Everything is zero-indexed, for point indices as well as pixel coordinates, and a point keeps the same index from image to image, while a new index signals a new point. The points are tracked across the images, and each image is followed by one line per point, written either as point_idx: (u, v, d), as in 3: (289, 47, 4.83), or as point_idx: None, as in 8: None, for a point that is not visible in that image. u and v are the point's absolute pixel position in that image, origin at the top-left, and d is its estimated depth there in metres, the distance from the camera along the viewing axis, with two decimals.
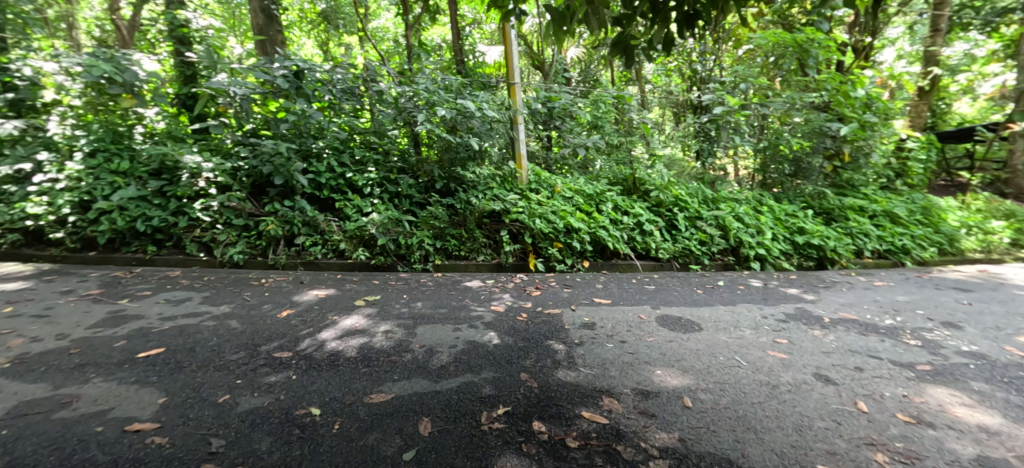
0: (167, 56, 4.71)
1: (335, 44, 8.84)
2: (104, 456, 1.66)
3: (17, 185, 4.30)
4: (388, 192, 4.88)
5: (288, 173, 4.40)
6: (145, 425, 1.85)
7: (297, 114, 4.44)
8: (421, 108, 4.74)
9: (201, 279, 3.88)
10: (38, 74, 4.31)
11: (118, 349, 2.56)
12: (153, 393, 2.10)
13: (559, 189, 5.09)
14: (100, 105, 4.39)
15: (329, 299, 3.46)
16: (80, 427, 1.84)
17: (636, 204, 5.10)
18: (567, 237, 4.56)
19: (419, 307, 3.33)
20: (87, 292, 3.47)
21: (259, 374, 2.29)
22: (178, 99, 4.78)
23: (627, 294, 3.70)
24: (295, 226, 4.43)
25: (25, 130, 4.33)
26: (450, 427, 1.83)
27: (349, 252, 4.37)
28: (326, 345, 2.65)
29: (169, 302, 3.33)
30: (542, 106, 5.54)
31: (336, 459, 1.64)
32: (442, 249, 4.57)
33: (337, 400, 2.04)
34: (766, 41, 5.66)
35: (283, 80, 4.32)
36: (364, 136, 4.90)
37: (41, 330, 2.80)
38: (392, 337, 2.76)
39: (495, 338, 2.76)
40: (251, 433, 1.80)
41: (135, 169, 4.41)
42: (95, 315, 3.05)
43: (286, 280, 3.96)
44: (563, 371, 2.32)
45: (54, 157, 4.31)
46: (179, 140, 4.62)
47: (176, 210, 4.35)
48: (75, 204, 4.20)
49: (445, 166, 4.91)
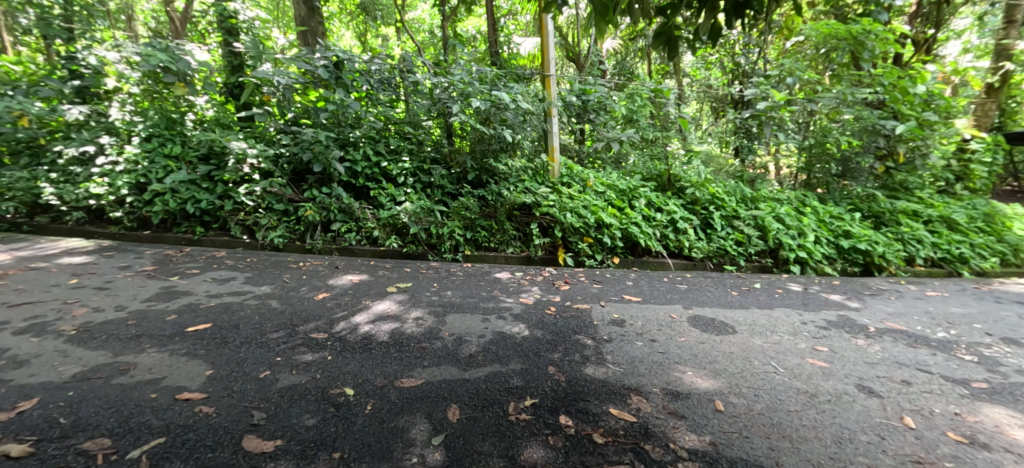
0: (216, 47, 4.94)
1: (373, 36, 9.06)
2: (157, 421, 1.78)
3: (81, 167, 4.60)
4: (420, 182, 4.96)
5: (325, 161, 4.55)
6: (194, 395, 1.97)
7: (337, 103, 4.58)
8: (455, 100, 4.79)
9: (245, 260, 4.08)
10: (102, 63, 4.64)
11: (170, 322, 2.73)
12: (201, 365, 2.23)
13: (591, 184, 5.00)
14: (156, 93, 4.70)
15: (363, 285, 3.56)
16: (137, 393, 1.98)
17: (671, 201, 4.98)
18: (598, 232, 4.50)
19: (449, 296, 3.39)
20: (142, 268, 3.70)
21: (296, 352, 2.39)
22: (226, 88, 4.99)
23: (658, 293, 3.64)
24: (331, 213, 4.58)
25: (89, 115, 4.66)
26: (478, 415, 1.86)
27: (381, 239, 4.47)
28: (359, 328, 2.74)
29: (216, 281, 3.51)
30: (576, 99, 5.47)
31: (368, 438, 1.70)
32: (472, 240, 4.61)
33: (370, 382, 2.11)
34: (817, 32, 5.32)
35: (324, 71, 4.55)
36: (399, 126, 5.02)
37: (101, 301, 3.01)
38: (423, 324, 2.83)
39: (524, 330, 2.77)
40: (290, 409, 1.88)
41: (185, 154, 4.64)
42: (149, 289, 3.26)
43: (321, 264, 4.10)
44: (591, 367, 2.31)
45: (115, 141, 4.64)
46: (226, 127, 4.85)
47: (222, 194, 4.55)
48: (132, 186, 4.47)
49: (478, 157, 4.97)
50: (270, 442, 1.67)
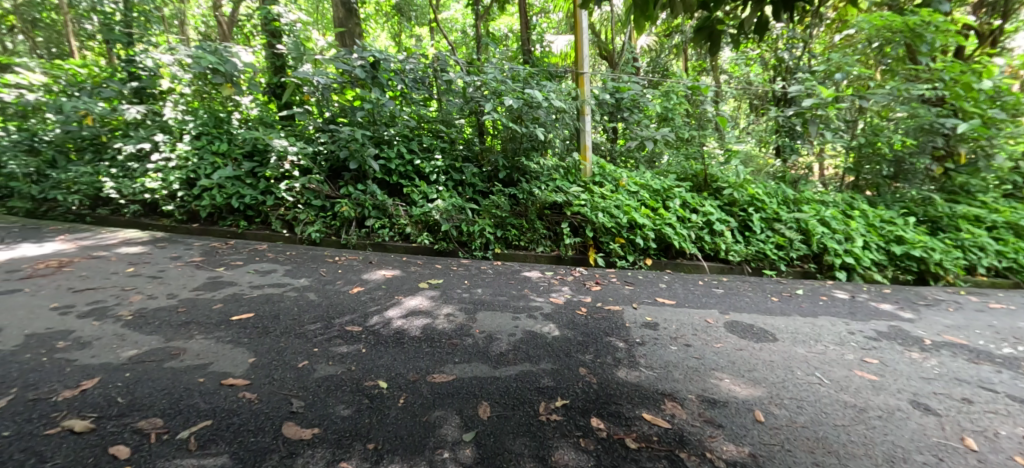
0: (260, 49, 5.07)
1: (407, 36, 9.22)
2: (205, 404, 1.88)
3: (138, 162, 4.89)
4: (452, 180, 5.01)
5: (361, 158, 4.67)
6: (238, 381, 2.06)
7: (372, 102, 4.72)
8: (488, 98, 4.81)
9: (284, 254, 4.24)
10: (158, 66, 4.92)
11: (216, 311, 2.87)
12: (244, 353, 2.33)
13: (623, 183, 4.91)
14: (206, 93, 4.99)
15: (396, 281, 3.63)
16: (186, 377, 2.09)
17: (707, 202, 4.82)
18: (630, 233, 4.42)
19: (480, 293, 3.41)
20: (191, 259, 3.91)
21: (332, 344, 2.46)
22: (269, 88, 5.20)
23: (692, 296, 3.53)
24: (366, 209, 4.68)
25: (145, 114, 4.97)
26: (509, 413, 1.85)
27: (414, 236, 4.55)
28: (392, 323, 2.79)
29: (258, 272, 3.67)
30: (610, 97, 5.37)
31: (401, 431, 1.73)
32: (502, 238, 4.61)
33: (403, 376, 2.14)
34: (870, 25, 4.97)
35: (361, 70, 4.67)
36: (432, 124, 5.10)
37: (155, 289, 3.20)
38: (454, 320, 2.85)
39: (554, 330, 2.75)
40: (327, 399, 1.94)
41: (231, 151, 4.86)
42: (198, 279, 3.44)
43: (356, 259, 4.21)
44: (623, 370, 2.27)
45: (168, 139, 4.89)
46: (268, 125, 5.09)
47: (265, 190, 4.75)
48: (183, 181, 4.72)
49: (509, 156, 4.95)
50: (308, 430, 1.72)
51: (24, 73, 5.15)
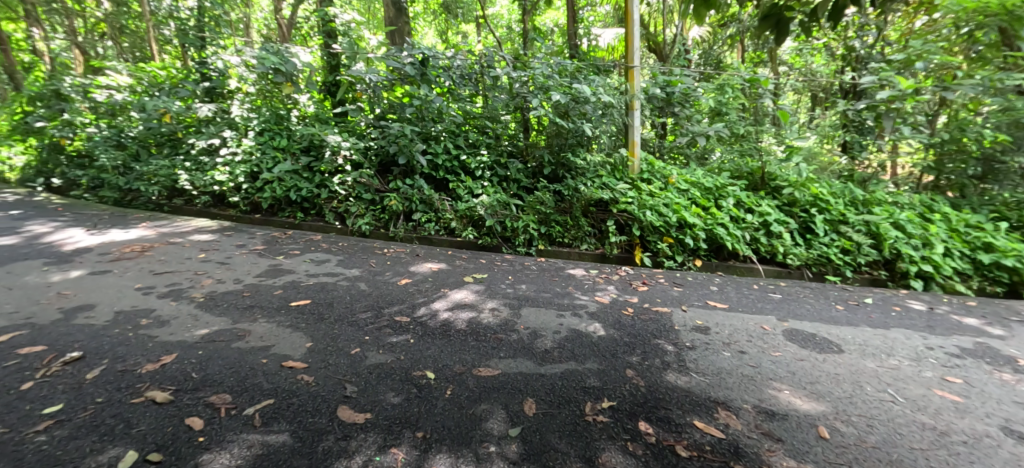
0: (317, 49, 5.33)
1: (453, 33, 9.34)
2: (267, 384, 2.00)
3: (208, 157, 5.26)
4: (497, 176, 5.05)
5: (410, 153, 4.82)
6: (296, 364, 2.18)
7: (421, 99, 4.85)
8: (535, 94, 4.78)
9: (337, 244, 4.43)
10: (227, 67, 5.21)
11: (277, 296, 3.05)
12: (302, 337, 2.46)
13: (673, 181, 4.74)
14: (268, 92, 5.31)
15: (442, 274, 3.70)
16: (251, 357, 2.24)
17: (764, 202, 4.53)
18: (679, 232, 4.26)
19: (524, 289, 3.41)
20: (254, 247, 4.17)
21: (382, 333, 2.55)
22: (324, 86, 5.41)
23: (746, 301, 3.36)
24: (413, 204, 4.80)
25: (215, 113, 5.34)
26: (554, 412, 1.84)
27: (458, 230, 4.62)
28: (438, 315, 2.85)
29: (314, 262, 3.85)
30: (661, 92, 5.17)
31: (448, 422, 1.76)
32: (546, 234, 4.60)
33: (449, 368, 2.18)
34: (960, 8, 4.42)
35: (411, 67, 4.77)
36: (478, 120, 5.12)
37: (223, 274, 3.44)
38: (498, 315, 2.88)
39: (600, 329, 2.71)
40: (378, 386, 2.01)
41: (290, 146, 5.14)
42: (260, 266, 3.67)
43: (403, 251, 4.33)
44: (673, 374, 2.20)
45: (235, 135, 5.24)
46: (324, 122, 5.28)
47: (320, 183, 4.96)
48: (247, 174, 5.04)
49: (555, 152, 4.92)
50: (360, 415, 1.79)
51: (112, 75, 5.69)
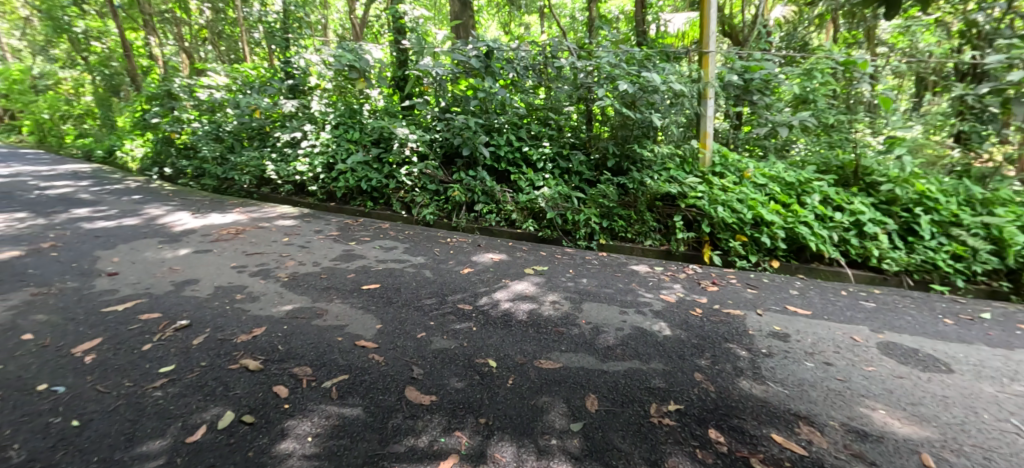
0: (388, 45, 5.59)
1: (516, 24, 9.30)
2: (342, 361, 2.14)
3: (291, 149, 5.68)
4: (559, 168, 4.98)
5: (473, 145, 4.90)
6: (368, 344, 2.31)
7: (485, 91, 4.91)
8: (600, 84, 4.64)
9: (404, 232, 4.63)
10: (307, 65, 5.70)
11: (350, 279, 3.25)
12: (373, 319, 2.61)
13: (748, 174, 4.37)
14: (343, 88, 5.62)
15: (503, 264, 3.74)
16: (328, 334, 2.40)
17: (857, 198, 4.06)
18: (754, 230, 3.95)
19: (585, 283, 3.36)
20: (330, 233, 4.47)
21: (446, 319, 2.63)
22: (394, 81, 5.65)
23: (833, 308, 3.06)
24: (475, 195, 4.88)
25: (298, 108, 5.77)
26: (617, 410, 1.80)
27: (519, 222, 4.64)
28: (500, 304, 2.89)
29: (383, 248, 4.06)
30: (738, 79, 4.82)
31: (509, 411, 1.78)
32: (608, 228, 4.49)
33: (511, 358, 2.20)
34: None
35: (476, 60, 4.85)
36: (540, 112, 5.09)
37: (303, 257, 3.73)
38: (559, 308, 2.86)
39: (665, 329, 2.60)
40: (442, 370, 2.08)
41: (362, 138, 5.41)
42: (335, 251, 3.92)
43: (465, 241, 4.43)
44: (747, 381, 2.06)
45: (314, 128, 5.58)
46: (392, 115, 5.50)
47: (388, 174, 5.21)
48: (324, 165, 5.40)
49: (620, 143, 4.78)
50: (426, 397, 1.87)
51: (213, 76, 6.41)
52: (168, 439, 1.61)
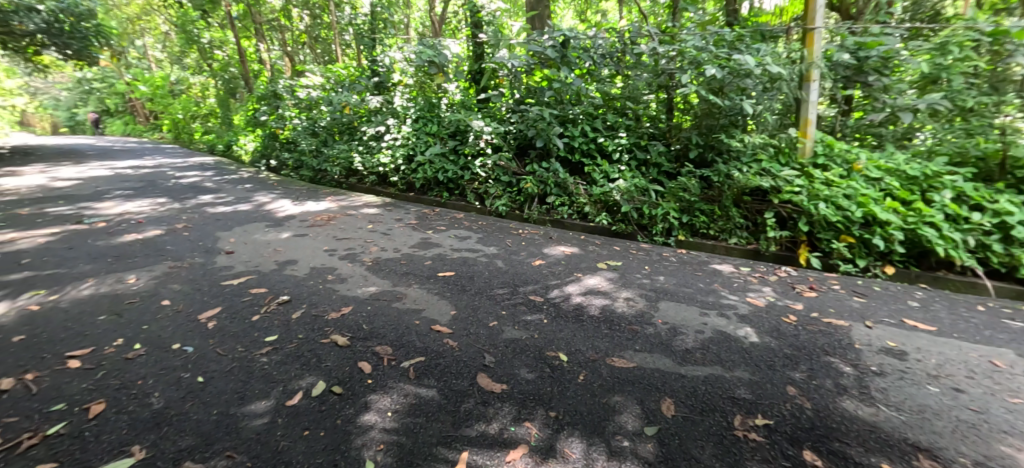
0: (465, 40, 5.73)
1: (593, 12, 9.04)
2: (420, 343, 2.24)
3: (376, 142, 6.04)
4: (636, 160, 4.75)
5: (547, 136, 4.86)
6: (443, 329, 2.39)
7: (561, 82, 4.82)
8: (684, 70, 4.33)
9: (477, 223, 4.73)
10: (391, 63, 6.12)
11: (427, 266, 3.40)
12: (448, 305, 2.70)
13: (859, 167, 3.87)
14: (425, 84, 5.89)
15: (575, 258, 3.69)
16: (407, 317, 2.53)
17: (1003, 195, 3.41)
18: (862, 230, 3.50)
19: (662, 281, 3.20)
20: (409, 221, 4.71)
21: (518, 310, 2.65)
22: (471, 75, 5.80)
23: (964, 325, 2.62)
24: (548, 187, 4.83)
25: (382, 104, 6.10)
26: (696, 418, 1.69)
27: (592, 215, 4.53)
28: (572, 298, 2.85)
29: (457, 237, 4.18)
30: (850, 57, 4.22)
31: (580, 408, 1.75)
32: (688, 224, 4.24)
33: (582, 353, 2.16)
34: None
35: (552, 50, 4.78)
36: (617, 101, 4.92)
37: (385, 243, 3.96)
38: (634, 305, 2.76)
39: (752, 335, 2.40)
40: (514, 360, 2.10)
41: (440, 131, 5.59)
42: (414, 238, 4.12)
43: (537, 233, 4.42)
44: (851, 401, 1.83)
45: (396, 123, 5.84)
46: (467, 108, 5.58)
47: (464, 165, 5.34)
48: (405, 157, 5.68)
49: (704, 133, 4.46)
50: (497, 385, 1.90)
51: (311, 77, 7.01)
52: (271, 401, 1.81)
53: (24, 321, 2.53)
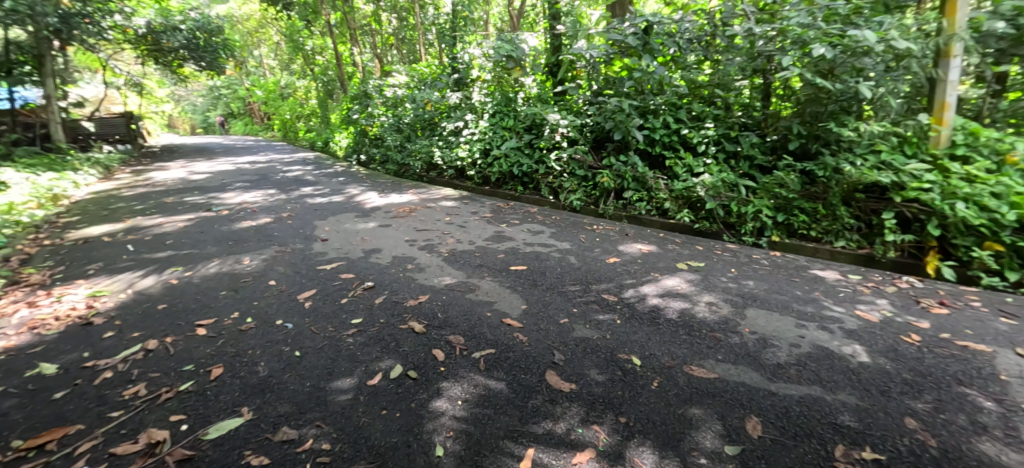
0: (544, 33, 5.77)
1: None
2: (491, 335, 2.27)
3: (455, 137, 6.24)
4: (724, 152, 4.42)
5: (625, 129, 4.67)
6: (513, 323, 2.40)
7: (643, 70, 4.55)
8: (787, 51, 3.83)
9: (551, 217, 4.69)
10: (470, 60, 6.29)
11: (500, 259, 3.44)
12: (520, 299, 2.71)
13: (1016, 159, 3.15)
14: (503, 79, 5.89)
15: (652, 256, 3.50)
16: (479, 309, 2.58)
17: None
18: (1015, 236, 2.90)
19: (751, 286, 2.92)
20: (484, 214, 4.80)
21: (590, 308, 2.58)
22: (548, 68, 5.65)
23: None
24: (625, 181, 4.66)
25: (461, 100, 6.28)
26: (787, 442, 1.52)
27: (672, 212, 4.28)
28: (647, 299, 2.71)
29: (531, 232, 4.18)
30: (1008, 26, 3.43)
31: (652, 417, 1.65)
32: (784, 223, 3.83)
33: (657, 359, 2.04)
34: None
35: (633, 38, 4.58)
36: (705, 89, 4.58)
37: (461, 235, 4.08)
38: (717, 311, 2.55)
39: (861, 353, 2.10)
40: (583, 359, 2.05)
41: (516, 125, 5.59)
42: (488, 232, 4.19)
43: (612, 229, 4.27)
44: (992, 443, 1.53)
45: (473, 118, 5.94)
46: (545, 101, 5.54)
47: (539, 159, 5.31)
48: (481, 150, 5.79)
49: (808, 121, 3.99)
50: (566, 384, 1.86)
51: (397, 76, 7.43)
52: (354, 379, 1.95)
53: (166, 292, 3.00)
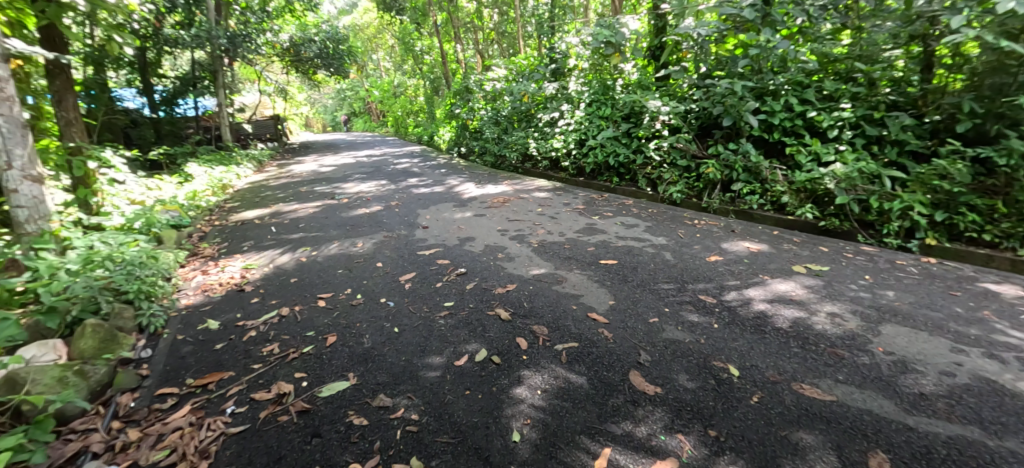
0: (646, 14, 5.40)
1: None
2: (574, 329, 2.23)
3: (550, 128, 6.20)
4: (864, 137, 3.71)
5: (737, 114, 4.18)
6: (599, 318, 2.34)
7: (761, 47, 4.01)
8: (958, 8, 3.12)
9: (648, 211, 4.44)
10: (567, 49, 6.17)
11: (590, 252, 3.36)
12: (607, 294, 2.62)
13: None
14: (600, 66, 5.73)
15: (763, 256, 3.12)
16: (564, 302, 2.55)
17: None
18: None
19: (890, 297, 2.45)
20: (577, 206, 4.72)
21: (683, 309, 2.39)
22: (650, 51, 5.40)
23: None
24: (735, 172, 4.20)
25: (557, 90, 6.20)
26: None
27: (791, 207, 3.77)
28: (753, 304, 2.43)
29: (624, 225, 4.00)
30: None
31: (749, 435, 1.48)
32: (945, 223, 3.13)
33: (760, 371, 1.82)
34: None
35: (750, 11, 3.99)
36: (840, 63, 3.95)
37: (552, 226, 4.06)
38: (840, 323, 2.18)
39: None
40: (672, 362, 1.91)
41: (613, 114, 5.35)
42: (579, 224, 4.11)
43: (717, 225, 3.90)
44: None
45: (570, 108, 5.87)
46: (645, 88, 5.25)
47: (637, 149, 5.04)
48: (576, 141, 5.71)
49: (988, 96, 3.18)
50: (651, 387, 1.75)
51: (496, 70, 7.63)
52: (443, 358, 2.07)
53: (297, 268, 3.48)
